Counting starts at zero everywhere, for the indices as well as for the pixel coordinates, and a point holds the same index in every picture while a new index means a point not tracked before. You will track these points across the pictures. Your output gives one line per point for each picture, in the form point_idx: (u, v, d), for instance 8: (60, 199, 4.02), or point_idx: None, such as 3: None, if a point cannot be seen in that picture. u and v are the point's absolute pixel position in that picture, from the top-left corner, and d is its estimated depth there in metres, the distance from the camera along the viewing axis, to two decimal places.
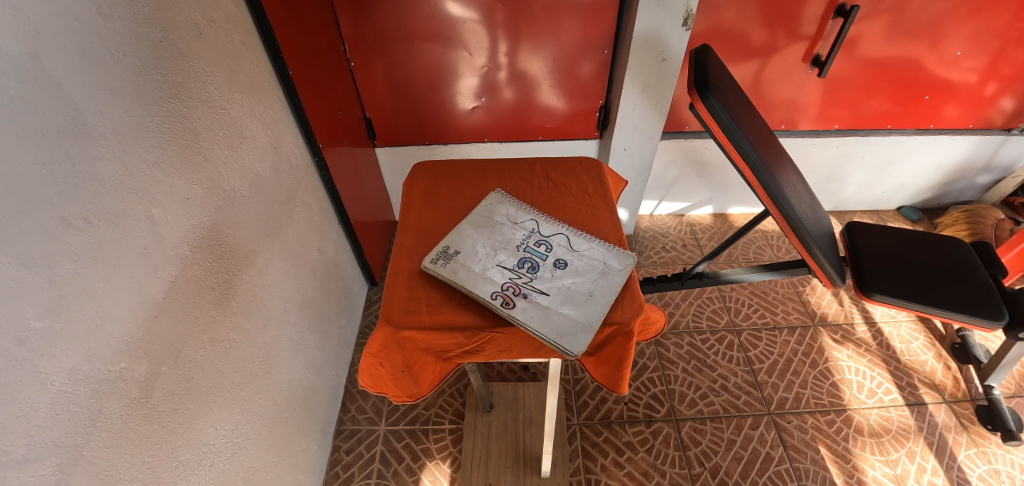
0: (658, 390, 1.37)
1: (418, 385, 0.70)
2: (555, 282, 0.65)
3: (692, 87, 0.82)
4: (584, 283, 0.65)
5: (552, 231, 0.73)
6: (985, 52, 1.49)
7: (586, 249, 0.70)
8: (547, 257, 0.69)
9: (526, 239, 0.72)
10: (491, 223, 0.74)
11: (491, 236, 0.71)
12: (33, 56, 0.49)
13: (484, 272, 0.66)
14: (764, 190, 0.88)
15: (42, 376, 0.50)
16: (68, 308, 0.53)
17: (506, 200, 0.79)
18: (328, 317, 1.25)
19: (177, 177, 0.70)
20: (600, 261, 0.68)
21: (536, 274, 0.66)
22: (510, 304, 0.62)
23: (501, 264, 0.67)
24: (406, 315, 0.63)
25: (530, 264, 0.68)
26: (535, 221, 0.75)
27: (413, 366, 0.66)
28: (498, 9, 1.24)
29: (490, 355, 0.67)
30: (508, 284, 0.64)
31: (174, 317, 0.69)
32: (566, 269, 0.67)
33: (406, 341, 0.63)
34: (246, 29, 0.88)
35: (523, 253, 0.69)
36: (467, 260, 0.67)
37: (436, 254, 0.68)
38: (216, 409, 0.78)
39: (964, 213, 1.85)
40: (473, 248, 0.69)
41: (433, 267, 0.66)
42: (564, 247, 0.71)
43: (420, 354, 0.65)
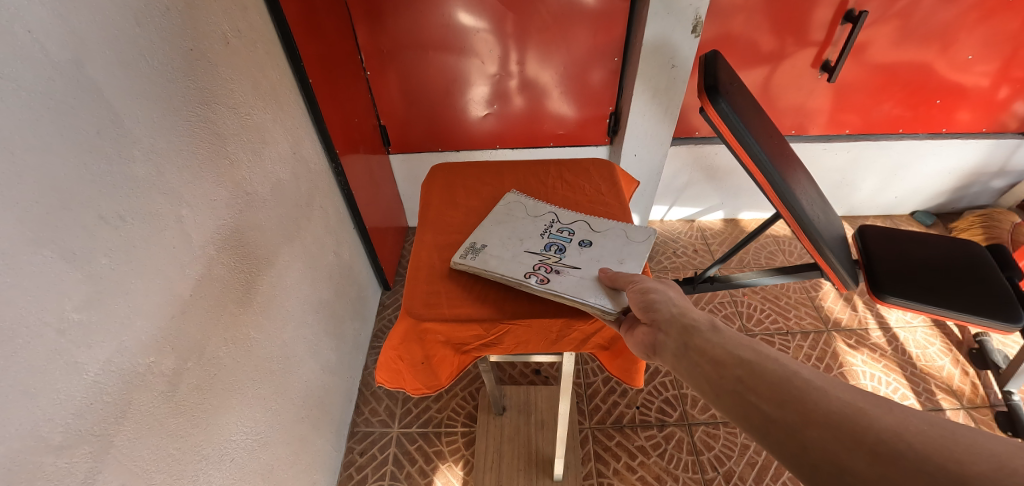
0: (670, 394, 1.37)
1: (438, 377, 0.70)
2: (585, 256, 0.68)
3: (701, 92, 0.83)
4: (612, 253, 0.69)
5: (571, 219, 0.76)
6: (997, 55, 1.48)
7: (606, 229, 0.74)
8: (571, 239, 0.72)
9: (549, 226, 0.75)
10: (513, 217, 0.77)
11: (514, 229, 0.74)
12: (76, 63, 0.52)
13: (515, 257, 0.68)
14: (774, 191, 0.88)
15: (78, 366, 0.53)
16: (102, 301, 0.56)
17: (524, 198, 0.81)
18: (342, 320, 1.27)
19: (205, 179, 0.73)
20: (624, 236, 0.72)
21: (564, 253, 0.69)
22: (546, 280, 0.64)
23: (529, 250, 0.70)
24: (426, 309, 0.65)
25: (556, 246, 0.70)
26: (554, 213, 0.78)
27: (432, 359, 0.68)
28: (509, 18, 1.27)
29: (508, 348, 0.68)
30: (539, 264, 0.67)
31: (199, 314, 0.72)
32: (592, 246, 0.70)
33: (426, 333, 0.65)
34: (269, 39, 0.91)
35: (548, 238, 0.72)
36: (495, 251, 0.70)
37: (464, 250, 0.70)
38: (237, 405, 0.80)
39: (979, 217, 1.82)
40: (497, 237, 0.72)
41: (464, 261, 0.68)
42: (586, 230, 0.74)
43: (439, 347, 0.67)
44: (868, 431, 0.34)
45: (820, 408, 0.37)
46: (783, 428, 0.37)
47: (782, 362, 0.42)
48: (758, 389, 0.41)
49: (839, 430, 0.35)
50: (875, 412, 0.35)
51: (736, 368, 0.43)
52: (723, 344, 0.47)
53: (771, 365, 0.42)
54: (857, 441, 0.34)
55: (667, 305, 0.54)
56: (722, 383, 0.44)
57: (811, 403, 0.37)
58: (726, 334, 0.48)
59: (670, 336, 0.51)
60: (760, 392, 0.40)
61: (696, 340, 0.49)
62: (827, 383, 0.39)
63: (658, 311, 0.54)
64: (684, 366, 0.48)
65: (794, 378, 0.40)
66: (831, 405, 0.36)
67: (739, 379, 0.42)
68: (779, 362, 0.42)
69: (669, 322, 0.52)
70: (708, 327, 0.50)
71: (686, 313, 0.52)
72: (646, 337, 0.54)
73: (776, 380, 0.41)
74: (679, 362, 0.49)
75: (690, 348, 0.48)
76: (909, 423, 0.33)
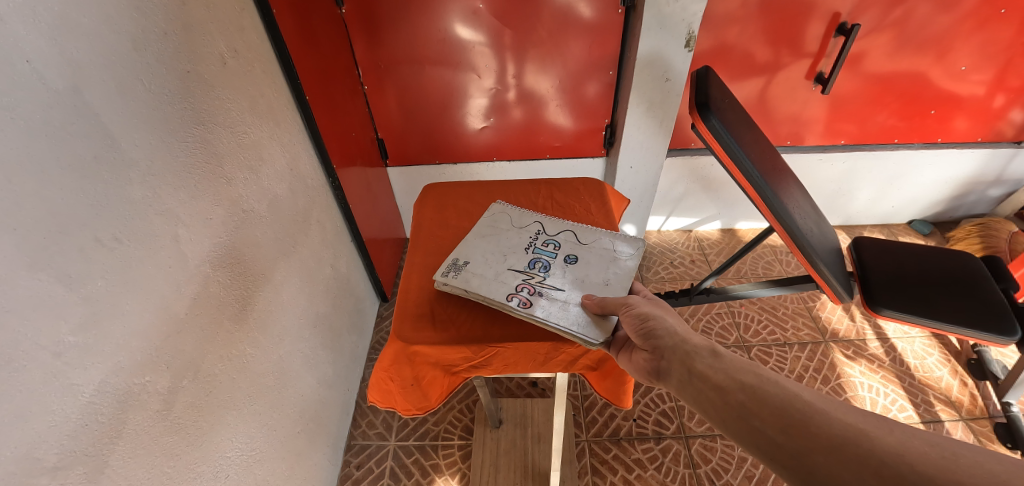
0: (668, 406, 1.36)
1: (427, 398, 0.71)
2: (570, 275, 0.70)
3: (692, 109, 0.84)
4: (598, 273, 0.70)
5: (556, 230, 0.79)
6: (991, 65, 1.49)
7: (592, 242, 0.76)
8: (556, 255, 0.74)
9: (534, 240, 0.77)
10: (497, 231, 0.79)
11: (498, 243, 0.76)
12: (74, 89, 0.53)
13: (498, 276, 0.69)
14: (766, 206, 0.88)
15: (73, 387, 0.54)
16: (99, 323, 0.57)
17: (509, 208, 0.84)
18: (339, 334, 1.27)
19: (202, 198, 0.74)
20: (610, 250, 0.74)
21: (548, 272, 0.70)
22: (529, 304, 0.65)
23: (512, 267, 0.71)
24: (413, 332, 0.65)
25: (541, 264, 0.72)
26: (539, 224, 0.80)
27: (422, 380, 0.68)
28: (506, 32, 1.29)
29: (497, 369, 0.69)
30: (522, 285, 0.68)
31: (195, 332, 0.72)
32: (576, 262, 0.72)
33: (416, 355, 0.65)
34: (267, 58, 0.93)
35: (533, 254, 0.74)
36: (478, 269, 0.70)
37: (446, 267, 0.71)
38: (232, 421, 0.81)
39: (976, 227, 1.82)
40: (479, 256, 0.74)
41: (446, 278, 0.68)
42: (571, 243, 0.76)
43: (429, 368, 0.68)
44: (874, 454, 0.37)
45: (825, 433, 0.40)
46: (792, 453, 0.41)
47: (782, 385, 0.45)
48: (764, 415, 0.44)
49: (844, 453, 0.38)
50: (877, 433, 0.38)
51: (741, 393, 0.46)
52: (725, 370, 0.50)
53: (773, 388, 0.45)
54: (863, 466, 0.36)
55: (667, 331, 0.57)
56: (728, 410, 0.46)
57: (815, 429, 0.40)
58: (725, 358, 0.51)
59: (674, 363, 0.53)
60: (766, 418, 0.43)
61: (699, 367, 0.51)
62: (829, 406, 0.42)
63: (659, 338, 0.56)
64: (689, 393, 0.51)
65: (796, 401, 0.43)
66: (837, 430, 0.39)
67: (744, 406, 0.45)
68: (779, 385, 0.45)
69: (672, 349, 0.55)
70: (708, 352, 0.53)
71: (686, 339, 0.55)
72: (648, 363, 0.56)
73: (780, 404, 0.44)
74: (685, 389, 0.51)
75: (695, 375, 0.51)
76: (911, 445, 0.37)
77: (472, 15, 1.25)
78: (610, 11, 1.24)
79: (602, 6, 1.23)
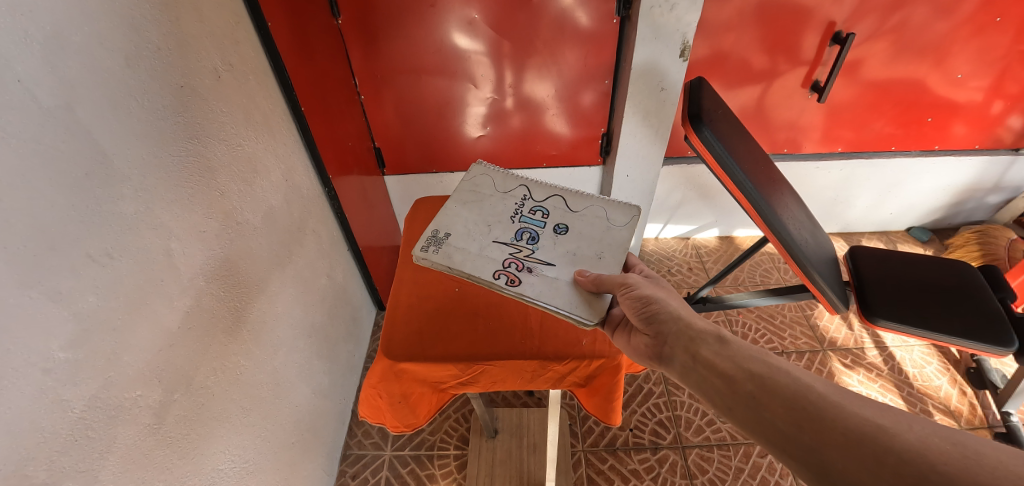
0: (664, 416, 1.37)
1: (415, 414, 0.79)
2: (557, 249, 0.73)
3: (685, 119, 0.84)
4: (591, 246, 0.75)
5: (544, 196, 0.82)
6: (989, 72, 1.49)
7: (583, 209, 0.80)
8: (544, 224, 0.78)
9: (520, 207, 0.80)
10: (480, 197, 0.82)
11: (484, 212, 0.79)
12: (66, 107, 0.53)
13: (483, 251, 0.73)
14: (759, 217, 0.88)
15: (63, 403, 0.54)
16: (90, 338, 0.57)
17: (489, 170, 0.87)
18: (335, 343, 1.27)
19: (195, 212, 0.74)
20: (604, 217, 0.79)
21: (536, 244, 0.74)
22: (517, 282, 0.68)
23: (498, 240, 0.75)
24: (403, 349, 0.73)
25: (528, 235, 0.75)
26: (525, 188, 0.83)
27: (409, 396, 0.76)
28: (503, 43, 1.30)
29: (482, 386, 0.77)
30: (510, 261, 0.71)
31: (188, 345, 0.72)
32: (565, 231, 0.77)
33: (403, 373, 0.73)
34: (262, 70, 0.93)
35: (520, 223, 0.77)
36: (463, 243, 0.74)
37: (426, 241, 0.72)
38: (225, 433, 0.81)
39: (975, 234, 1.81)
40: (463, 230, 0.76)
41: (426, 253, 0.70)
42: (558, 210, 0.80)
43: (416, 385, 0.75)
44: (891, 450, 0.40)
45: (839, 427, 0.43)
46: (802, 441, 0.44)
47: (794, 376, 0.49)
48: (773, 402, 0.48)
49: (862, 448, 0.41)
50: (895, 429, 0.41)
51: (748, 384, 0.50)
52: (731, 357, 0.54)
53: (783, 378, 0.49)
54: (880, 462, 0.39)
55: (671, 318, 0.62)
56: (735, 395, 0.51)
57: (829, 422, 0.43)
58: (731, 345, 0.55)
59: (678, 347, 0.59)
60: (774, 404, 0.47)
61: (704, 352, 0.56)
62: (842, 399, 0.45)
63: (664, 324, 0.62)
64: (692, 374, 0.56)
65: (809, 392, 0.47)
66: (853, 425, 0.42)
67: (753, 394, 0.49)
68: (791, 375, 0.49)
69: (677, 335, 0.60)
70: (714, 338, 0.57)
71: (690, 325, 0.60)
72: (654, 345, 0.62)
73: (791, 395, 0.47)
74: (687, 373, 0.57)
75: (699, 359, 0.56)
76: (931, 441, 0.39)
77: (469, 25, 1.26)
78: (605, 21, 1.24)
79: (597, 16, 1.23)
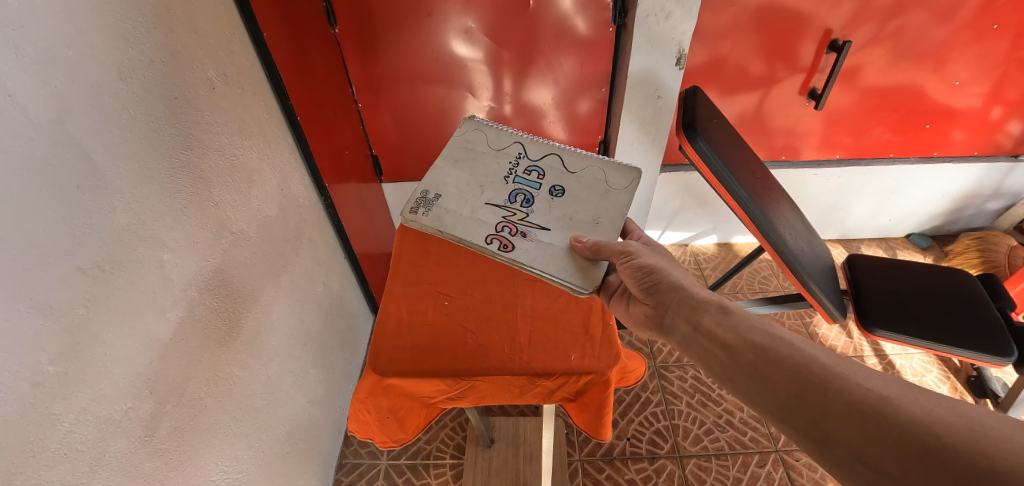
0: (662, 425, 1.38)
1: (404, 431, 0.82)
2: (551, 213, 0.78)
3: (679, 130, 0.84)
4: (589, 212, 0.79)
5: (539, 155, 0.85)
6: (987, 78, 1.49)
7: (580, 171, 0.84)
8: (539, 186, 0.82)
9: (515, 168, 0.84)
10: (472, 155, 0.86)
11: (477, 173, 0.83)
12: (57, 121, 0.54)
13: (475, 214, 0.78)
14: (754, 227, 0.88)
15: (53, 417, 0.54)
16: (79, 352, 0.57)
17: (483, 125, 0.90)
18: (331, 351, 1.27)
19: (188, 222, 0.74)
20: (603, 179, 0.82)
21: (530, 207, 0.79)
22: (510, 247, 0.74)
23: (490, 203, 0.80)
24: (390, 365, 0.77)
25: (522, 197, 0.80)
26: (521, 146, 0.87)
27: (398, 412, 0.79)
28: (500, 52, 1.30)
29: (472, 401, 0.80)
30: (503, 226, 0.77)
31: (180, 356, 0.72)
32: (561, 193, 0.81)
33: (391, 387, 0.77)
34: (257, 80, 0.93)
35: (514, 185, 0.82)
36: (455, 206, 0.79)
37: (416, 204, 0.79)
38: (218, 444, 0.80)
39: (975, 240, 1.80)
40: (458, 194, 0.81)
41: (416, 217, 0.77)
42: (553, 170, 0.84)
43: (404, 400, 0.79)
44: (895, 422, 0.43)
45: (844, 397, 0.47)
46: (801, 407, 0.49)
47: (798, 347, 0.54)
48: (775, 370, 0.53)
49: (865, 420, 0.45)
50: (901, 400, 0.45)
51: (749, 355, 0.56)
52: (733, 327, 0.60)
53: (785, 348, 0.54)
54: (884, 433, 0.43)
55: (676, 288, 0.68)
56: (738, 364, 0.56)
57: (831, 394, 0.48)
58: (733, 315, 0.61)
59: (682, 316, 0.65)
60: (775, 372, 0.52)
61: (707, 322, 0.62)
62: (845, 371, 0.49)
63: (669, 294, 0.68)
64: (693, 341, 0.62)
65: (813, 364, 0.51)
66: (858, 396, 0.46)
67: (755, 363, 0.55)
68: (796, 347, 0.54)
69: (680, 305, 0.66)
70: (717, 308, 0.63)
71: (693, 295, 0.66)
72: (658, 313, 0.68)
73: (793, 365, 0.52)
74: (689, 339, 0.63)
75: (701, 327, 0.62)
76: (934, 412, 0.43)
77: (466, 34, 1.26)
78: (601, 30, 1.25)
79: (594, 24, 1.24)
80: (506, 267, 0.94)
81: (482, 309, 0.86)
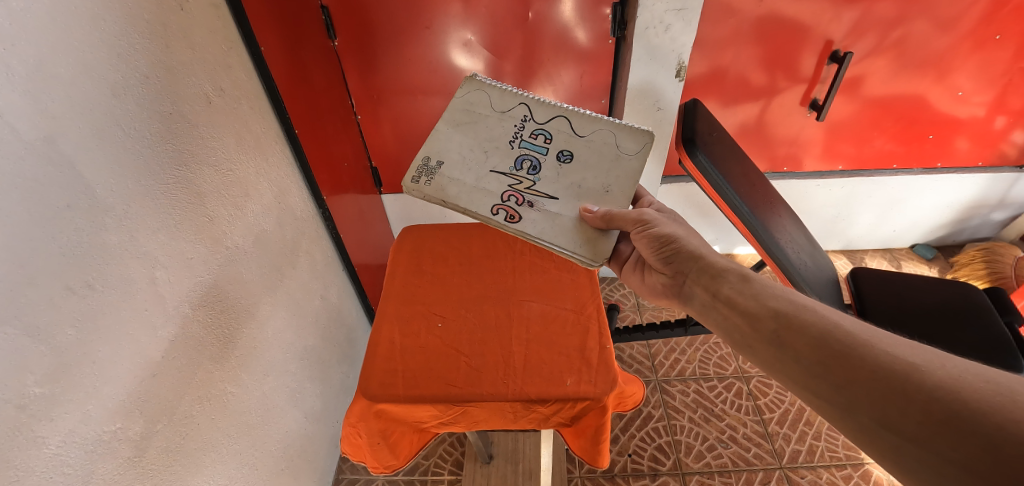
0: (663, 441, 1.36)
1: (395, 457, 0.82)
2: (559, 181, 0.78)
3: (679, 144, 0.84)
4: (599, 180, 0.78)
5: (545, 118, 0.83)
6: (991, 88, 1.48)
7: (589, 133, 0.82)
8: (546, 150, 0.81)
9: (520, 132, 0.82)
10: (473, 119, 0.84)
11: (480, 138, 0.82)
12: (48, 139, 0.53)
13: (480, 183, 0.78)
14: (757, 240, 0.87)
15: (39, 440, 0.53)
16: (67, 373, 0.56)
17: (484, 85, 0.86)
18: (329, 364, 1.26)
19: (181, 239, 0.73)
20: (613, 144, 0.81)
21: (537, 174, 0.79)
22: (517, 218, 0.74)
23: (495, 170, 0.79)
24: (381, 390, 0.76)
25: (529, 164, 0.80)
26: (526, 108, 0.84)
27: (388, 437, 0.79)
28: (499, 63, 1.30)
29: (465, 426, 0.80)
30: (510, 195, 0.76)
31: (172, 374, 0.71)
32: (569, 157, 0.80)
33: (382, 412, 0.76)
34: (254, 94, 0.93)
35: (521, 150, 0.81)
36: (458, 175, 0.78)
37: (417, 172, 0.78)
38: (210, 463, 0.79)
39: (981, 252, 1.77)
40: (462, 161, 0.80)
41: (418, 186, 0.77)
42: (560, 134, 0.82)
43: (394, 425, 0.79)
44: (921, 387, 0.44)
45: (868, 364, 0.48)
46: (825, 371, 0.50)
47: (822, 314, 0.55)
48: (796, 336, 0.54)
49: (891, 384, 0.46)
50: (927, 367, 0.46)
51: (770, 323, 0.57)
52: (754, 294, 0.61)
53: (807, 314, 0.56)
54: (911, 399, 0.44)
55: (696, 258, 0.70)
56: (758, 330, 0.58)
57: (855, 360, 0.49)
58: (753, 284, 0.63)
59: (703, 284, 0.68)
60: (795, 337, 0.54)
61: (727, 290, 0.64)
62: (871, 338, 0.50)
63: (689, 264, 0.71)
64: (714, 307, 0.65)
65: (837, 330, 0.52)
66: (882, 363, 0.47)
67: (776, 330, 0.56)
68: (819, 314, 0.55)
69: (700, 274, 0.69)
70: (737, 277, 0.65)
71: (713, 265, 0.69)
72: (679, 281, 0.72)
73: (815, 332, 0.53)
74: (709, 306, 0.66)
75: (721, 294, 0.65)
76: (961, 378, 0.44)
77: (465, 46, 1.26)
78: (601, 41, 1.25)
79: (594, 36, 1.23)
80: (501, 288, 0.93)
81: (476, 331, 0.85)
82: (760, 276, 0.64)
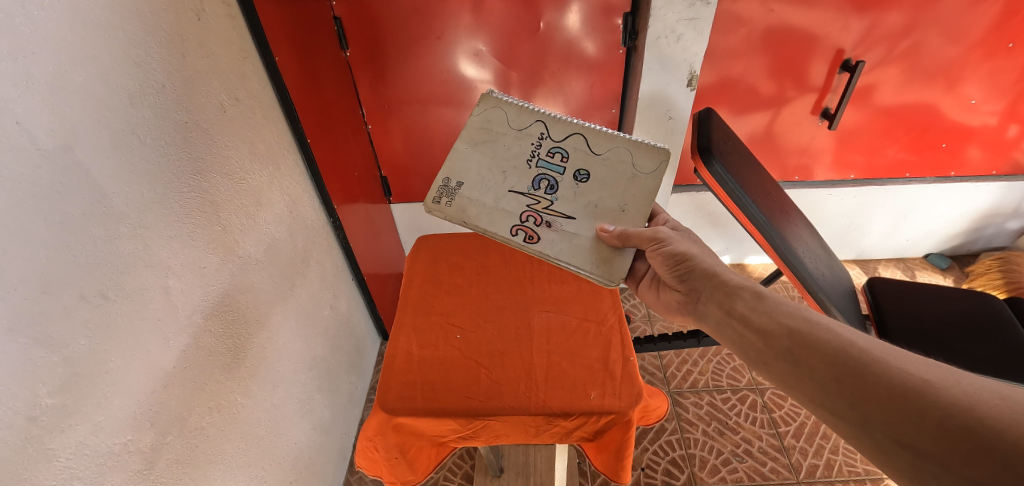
0: (677, 455, 1.33)
1: (412, 471, 0.80)
2: (576, 200, 0.78)
3: (694, 152, 0.83)
4: (615, 199, 0.78)
5: (562, 136, 0.81)
6: (1004, 97, 1.47)
7: (606, 152, 0.80)
8: (563, 170, 0.79)
9: (537, 150, 0.81)
10: (489, 135, 0.83)
11: (496, 155, 0.81)
12: (65, 147, 0.53)
13: (498, 203, 0.78)
14: (773, 249, 0.85)
15: (49, 453, 0.52)
16: (77, 384, 0.55)
17: (501, 102, 0.84)
18: (338, 375, 1.25)
19: (195, 247, 0.73)
20: (630, 164, 0.79)
21: (555, 195, 0.78)
22: (535, 239, 0.75)
23: (513, 190, 0.79)
24: (400, 403, 0.75)
25: (546, 183, 0.79)
26: (544, 125, 0.82)
27: (406, 451, 0.78)
28: (509, 73, 1.31)
29: (486, 440, 0.78)
30: (528, 215, 0.77)
31: (183, 385, 0.70)
32: (586, 178, 0.79)
33: (400, 426, 0.75)
34: (268, 103, 0.93)
35: (539, 170, 0.80)
36: (476, 195, 0.78)
37: (438, 192, 0.78)
38: (219, 475, 0.78)
39: (997, 261, 1.74)
40: (480, 181, 0.79)
41: (439, 207, 0.77)
42: (577, 152, 0.80)
43: (412, 438, 0.78)
44: (936, 405, 0.43)
45: (883, 382, 0.47)
46: (840, 389, 0.49)
47: (837, 331, 0.53)
48: (811, 354, 0.53)
49: (906, 401, 0.44)
50: (942, 384, 0.44)
51: (784, 340, 0.56)
52: (770, 312, 0.60)
53: (822, 332, 0.54)
54: (926, 417, 0.43)
55: (710, 276, 0.69)
56: (772, 349, 0.57)
57: (869, 378, 0.48)
58: (766, 301, 0.62)
59: (717, 302, 0.66)
60: (810, 356, 0.53)
61: (742, 308, 0.63)
62: (884, 355, 0.49)
63: (703, 282, 0.70)
64: (728, 326, 0.64)
65: (850, 347, 0.51)
66: (896, 380, 0.46)
67: (790, 348, 0.55)
68: (834, 331, 0.53)
69: (714, 292, 0.68)
70: (752, 295, 0.64)
71: (727, 283, 0.67)
72: (693, 299, 0.71)
73: (829, 349, 0.52)
74: (723, 324, 0.64)
75: (735, 313, 0.63)
76: (977, 396, 0.42)
77: (476, 56, 1.27)
78: (611, 52, 1.25)
79: (604, 46, 1.24)
80: (518, 298, 0.92)
81: (495, 343, 0.84)
82: (775, 294, 0.63)
